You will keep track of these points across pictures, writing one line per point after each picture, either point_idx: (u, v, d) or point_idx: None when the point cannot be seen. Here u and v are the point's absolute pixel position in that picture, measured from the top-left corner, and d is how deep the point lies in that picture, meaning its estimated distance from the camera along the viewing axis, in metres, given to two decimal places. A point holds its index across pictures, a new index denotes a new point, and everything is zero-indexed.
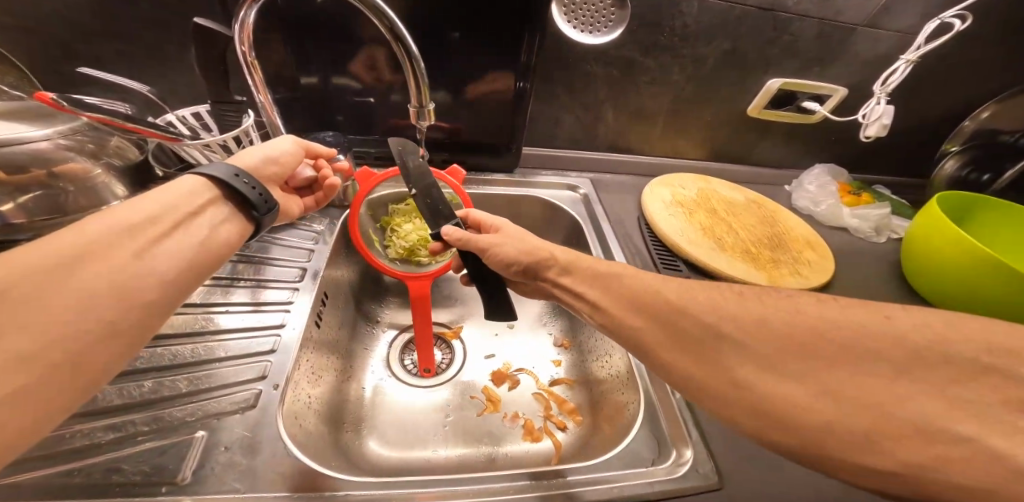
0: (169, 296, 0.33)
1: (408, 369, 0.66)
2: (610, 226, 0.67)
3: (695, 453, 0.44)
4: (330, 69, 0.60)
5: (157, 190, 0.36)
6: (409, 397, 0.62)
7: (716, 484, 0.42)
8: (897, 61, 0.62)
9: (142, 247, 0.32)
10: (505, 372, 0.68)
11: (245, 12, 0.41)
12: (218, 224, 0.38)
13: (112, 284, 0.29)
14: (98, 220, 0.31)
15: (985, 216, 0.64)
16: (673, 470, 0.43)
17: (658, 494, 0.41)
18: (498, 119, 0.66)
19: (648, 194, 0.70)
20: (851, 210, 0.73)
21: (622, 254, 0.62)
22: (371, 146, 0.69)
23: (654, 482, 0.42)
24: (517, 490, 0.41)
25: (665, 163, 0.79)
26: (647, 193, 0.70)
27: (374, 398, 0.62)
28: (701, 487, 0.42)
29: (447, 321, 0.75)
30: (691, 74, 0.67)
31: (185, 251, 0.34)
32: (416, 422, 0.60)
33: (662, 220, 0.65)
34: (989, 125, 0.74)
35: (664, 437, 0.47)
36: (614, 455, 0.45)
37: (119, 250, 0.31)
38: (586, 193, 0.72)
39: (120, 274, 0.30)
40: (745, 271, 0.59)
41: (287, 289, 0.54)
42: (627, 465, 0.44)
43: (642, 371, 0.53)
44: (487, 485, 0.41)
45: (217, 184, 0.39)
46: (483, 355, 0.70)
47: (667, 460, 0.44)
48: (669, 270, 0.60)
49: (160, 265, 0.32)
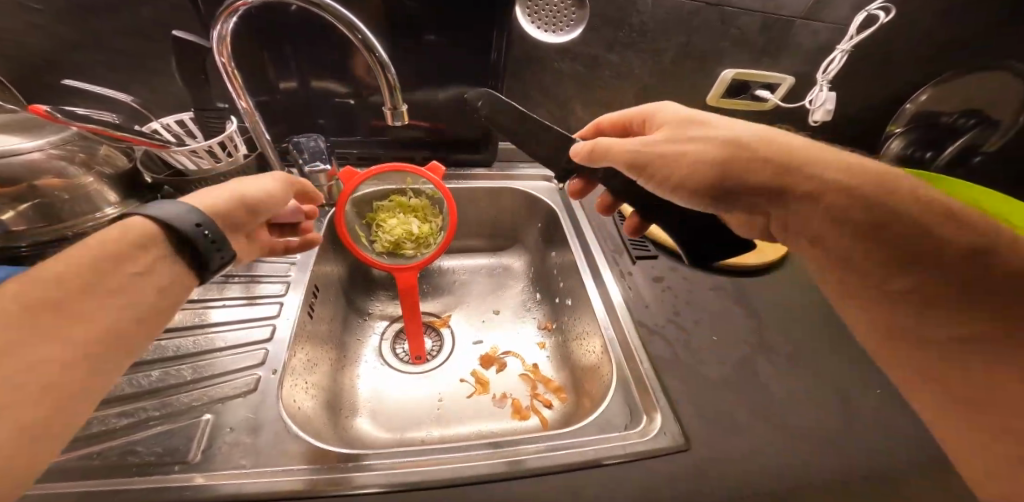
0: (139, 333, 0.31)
1: (401, 358, 0.69)
2: (584, 214, 0.72)
3: (664, 418, 0.46)
4: (308, 72, 0.63)
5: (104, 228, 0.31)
6: (402, 384, 0.66)
7: (683, 444, 0.44)
8: (835, 50, 0.68)
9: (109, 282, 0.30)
10: (494, 356, 0.71)
11: (223, 24, 0.44)
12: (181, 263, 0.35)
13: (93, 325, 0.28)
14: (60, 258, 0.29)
15: (926, 188, 0.71)
16: (645, 432, 0.45)
17: (629, 454, 0.43)
18: (472, 116, 0.70)
19: None
20: None
21: (597, 242, 0.68)
22: (352, 146, 0.72)
23: (627, 444, 0.44)
24: (499, 455, 0.43)
25: None
26: None
27: (369, 387, 0.65)
28: (669, 448, 0.44)
29: (436, 310, 0.79)
30: (651, 66, 0.71)
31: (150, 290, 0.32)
32: (410, 406, 0.63)
33: None
34: (928, 107, 0.81)
35: (635, 404, 0.49)
36: (588, 422, 0.47)
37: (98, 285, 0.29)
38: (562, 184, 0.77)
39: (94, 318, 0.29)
40: None
41: (279, 284, 0.57)
42: (602, 431, 0.46)
43: (615, 345, 0.55)
44: (472, 452, 0.43)
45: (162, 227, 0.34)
46: (472, 342, 0.74)
47: (638, 425, 0.46)
48: (637, 250, 0.66)
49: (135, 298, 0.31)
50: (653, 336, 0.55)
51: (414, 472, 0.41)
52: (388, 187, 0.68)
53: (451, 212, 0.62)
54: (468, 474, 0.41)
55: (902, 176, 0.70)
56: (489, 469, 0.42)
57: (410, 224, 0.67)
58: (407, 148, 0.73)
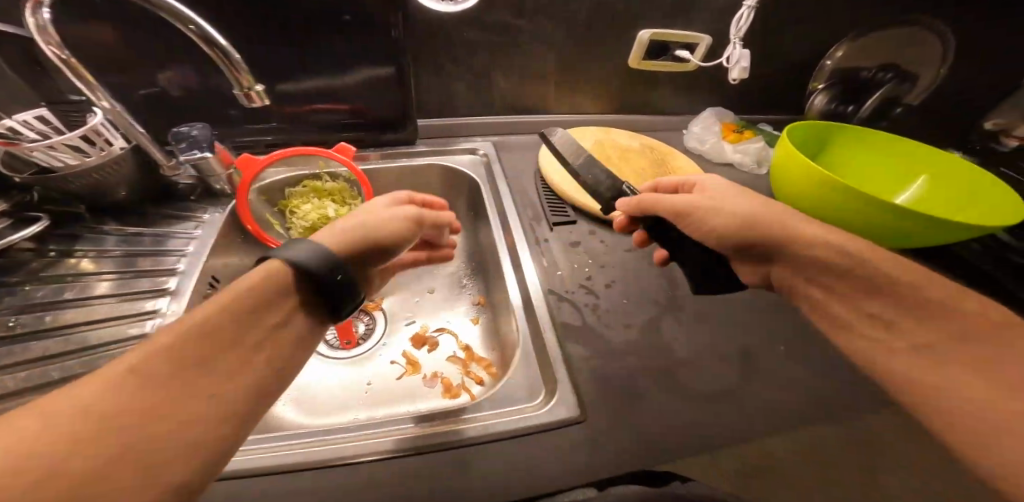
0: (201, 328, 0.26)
1: (330, 346, 0.70)
2: (506, 183, 0.67)
3: (561, 391, 0.44)
4: (186, 61, 0.57)
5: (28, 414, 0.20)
6: (329, 369, 0.67)
7: (580, 417, 0.43)
8: (744, 6, 0.66)
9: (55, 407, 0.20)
10: (425, 335, 0.71)
11: (35, 16, 0.39)
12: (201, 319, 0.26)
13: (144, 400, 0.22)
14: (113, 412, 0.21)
15: (846, 140, 0.68)
16: (543, 405, 0.44)
17: (521, 427, 0.41)
18: (378, 93, 0.66)
19: (542, 151, 0.72)
20: (734, 145, 0.79)
21: (515, 208, 0.63)
22: (263, 134, 0.67)
23: (523, 418, 0.42)
24: (388, 433, 0.41)
25: (564, 121, 0.81)
26: (541, 150, 0.72)
27: (299, 377, 0.65)
28: (564, 421, 0.42)
29: (370, 295, 0.78)
30: (563, 30, 0.69)
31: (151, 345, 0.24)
32: (337, 391, 0.64)
33: (553, 172, 0.68)
34: (843, 64, 0.80)
35: (537, 379, 0.46)
36: (485, 397, 0.45)
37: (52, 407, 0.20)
38: (485, 153, 0.73)
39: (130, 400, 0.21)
40: None
41: (167, 276, 0.54)
42: (498, 406, 0.44)
43: (520, 315, 0.51)
44: (357, 433, 0.41)
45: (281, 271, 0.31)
46: (404, 323, 0.74)
47: (540, 398, 0.45)
48: (558, 217, 0.62)
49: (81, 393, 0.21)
50: (560, 302, 0.51)
51: (285, 462, 0.38)
52: (299, 174, 0.65)
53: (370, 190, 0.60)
54: (348, 453, 0.39)
55: (824, 131, 0.66)
56: (375, 447, 0.40)
57: (326, 209, 0.63)
58: (327, 133, 0.68)
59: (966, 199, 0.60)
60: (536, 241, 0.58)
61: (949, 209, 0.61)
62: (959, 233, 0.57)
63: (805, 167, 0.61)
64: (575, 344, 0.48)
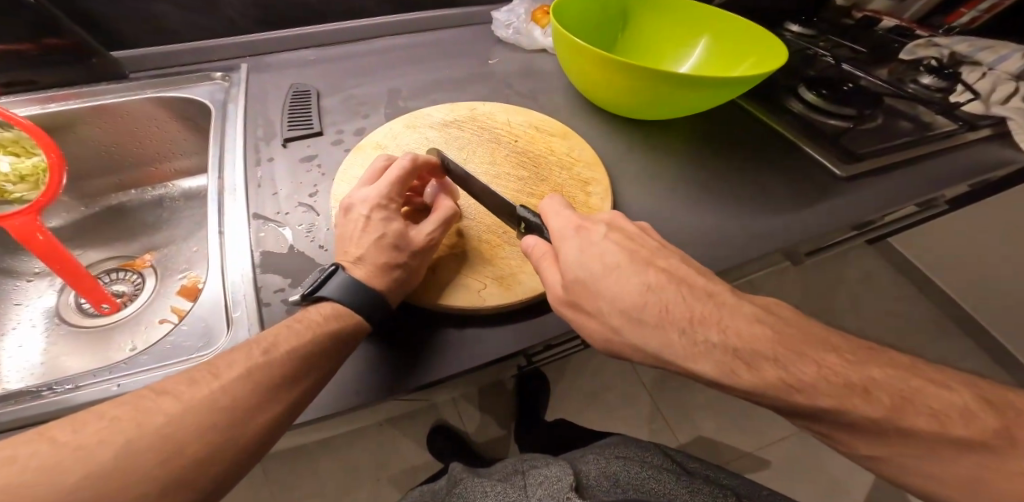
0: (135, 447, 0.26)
1: (88, 311, 0.57)
2: (241, 103, 0.58)
3: (243, 322, 0.38)
4: None
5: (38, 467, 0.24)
6: (80, 340, 0.54)
7: None
8: None
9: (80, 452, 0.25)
10: (196, 287, 0.59)
11: None
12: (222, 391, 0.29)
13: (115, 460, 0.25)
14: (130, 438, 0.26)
15: (628, 26, 0.65)
16: (220, 349, 0.37)
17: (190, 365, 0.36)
18: (46, 17, 0.50)
19: (347, 159, 0.50)
20: (542, 30, 0.69)
21: (241, 128, 0.54)
22: None
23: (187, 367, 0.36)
24: (14, 403, 0.35)
25: (341, 28, 0.69)
26: (346, 158, 0.50)
27: (45, 349, 0.53)
28: None
29: (138, 250, 0.64)
30: None
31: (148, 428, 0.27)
32: (86, 362, 0.53)
33: None
34: None
35: (220, 324, 0.40)
36: (149, 352, 0.38)
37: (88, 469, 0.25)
38: (225, 77, 0.62)
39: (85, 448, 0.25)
40: (465, 291, 0.41)
41: None
42: (162, 360, 0.38)
43: (217, 243, 0.43)
44: None
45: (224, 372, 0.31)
46: (178, 278, 0.61)
47: (217, 343, 0.38)
48: (298, 132, 0.55)
49: (148, 427, 0.27)
50: (265, 227, 0.45)
51: None
52: None
53: (48, 137, 0.44)
54: None
55: (600, 16, 0.62)
56: None
57: None
58: (14, 75, 0.53)
59: (737, 53, 0.59)
60: (257, 163, 0.51)
61: (726, 68, 0.59)
62: (734, 88, 0.49)
63: (576, 46, 0.52)
64: (269, 272, 0.42)
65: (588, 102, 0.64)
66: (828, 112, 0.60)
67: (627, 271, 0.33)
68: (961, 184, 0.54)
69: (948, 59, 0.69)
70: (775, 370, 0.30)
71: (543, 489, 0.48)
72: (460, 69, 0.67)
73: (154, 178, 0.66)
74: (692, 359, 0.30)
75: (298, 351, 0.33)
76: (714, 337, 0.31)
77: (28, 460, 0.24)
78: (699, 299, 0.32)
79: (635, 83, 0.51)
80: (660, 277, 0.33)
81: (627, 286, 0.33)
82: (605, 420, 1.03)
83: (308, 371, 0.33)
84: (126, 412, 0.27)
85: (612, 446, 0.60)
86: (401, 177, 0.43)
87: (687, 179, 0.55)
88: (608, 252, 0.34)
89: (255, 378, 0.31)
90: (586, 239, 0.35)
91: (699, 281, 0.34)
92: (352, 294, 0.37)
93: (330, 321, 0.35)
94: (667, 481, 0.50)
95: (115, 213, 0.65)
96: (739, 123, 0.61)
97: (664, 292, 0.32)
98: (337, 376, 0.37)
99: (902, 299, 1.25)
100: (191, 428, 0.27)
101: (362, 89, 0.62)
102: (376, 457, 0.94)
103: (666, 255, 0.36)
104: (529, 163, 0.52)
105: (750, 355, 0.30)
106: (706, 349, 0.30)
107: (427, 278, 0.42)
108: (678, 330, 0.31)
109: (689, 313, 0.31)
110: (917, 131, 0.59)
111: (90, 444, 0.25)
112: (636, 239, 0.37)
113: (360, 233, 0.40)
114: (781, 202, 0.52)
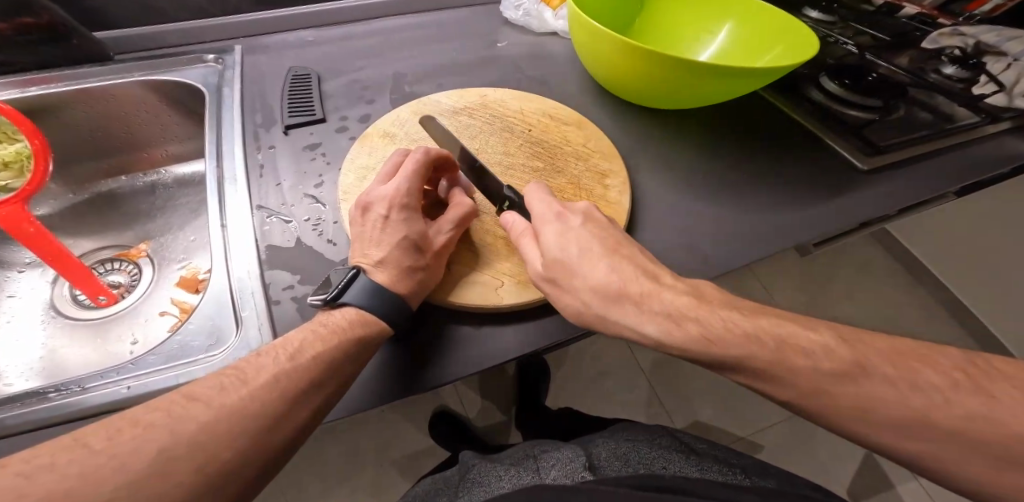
0: (172, 455, 0.26)
1: (84, 303, 0.55)
2: (237, 89, 0.55)
3: (252, 321, 0.37)
4: None
5: (83, 476, 0.24)
6: (80, 333, 0.53)
7: None
8: None
9: (120, 463, 0.25)
10: (196, 279, 0.57)
11: None
12: (252, 398, 0.29)
13: (157, 470, 0.25)
14: (169, 447, 0.26)
15: (645, 10, 0.62)
16: (231, 354, 0.36)
17: (201, 369, 0.35)
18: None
19: (354, 149, 0.48)
20: (554, 12, 0.66)
21: (239, 114, 0.52)
22: None
23: (192, 371, 0.35)
24: (18, 408, 0.33)
25: (343, 7, 0.66)
26: (353, 148, 0.48)
27: (43, 344, 0.51)
28: None
29: (133, 239, 0.62)
30: None
31: (184, 436, 0.26)
32: (85, 357, 0.51)
33: None
34: None
35: (226, 324, 0.38)
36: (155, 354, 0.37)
37: (126, 482, 0.24)
38: (219, 59, 0.59)
39: (126, 459, 0.25)
40: (486, 288, 0.40)
41: None
42: (168, 362, 0.36)
43: (216, 240, 0.41)
44: None
45: (249, 374, 0.30)
46: (176, 268, 0.59)
47: (225, 344, 0.37)
48: (300, 119, 0.52)
49: (180, 435, 0.26)
50: (269, 220, 0.43)
51: None
52: None
53: (29, 123, 0.41)
54: None
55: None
56: None
57: None
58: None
59: (759, 42, 0.57)
60: (257, 151, 0.49)
61: (747, 56, 0.57)
62: (758, 79, 0.47)
63: (593, 31, 0.49)
64: (276, 268, 0.40)
65: (602, 89, 0.61)
66: (848, 102, 0.58)
67: (596, 254, 0.35)
68: (974, 178, 0.53)
69: (972, 48, 0.67)
70: (699, 328, 0.32)
71: (556, 470, 0.48)
72: (469, 53, 0.64)
73: (146, 163, 0.63)
74: (638, 324, 0.33)
75: (324, 356, 0.32)
76: (658, 306, 0.33)
77: (69, 468, 0.24)
78: (647, 277, 0.34)
79: (657, 70, 0.49)
80: (623, 260, 0.35)
81: (597, 266, 0.35)
82: (606, 406, 1.04)
83: (334, 375, 0.32)
84: (160, 418, 0.27)
85: (619, 430, 0.59)
86: (417, 171, 0.41)
87: (704, 171, 0.53)
88: (584, 238, 0.36)
89: (280, 384, 0.30)
90: (565, 225, 0.37)
91: (657, 265, 0.36)
92: (376, 300, 0.35)
93: (355, 327, 0.34)
94: (678, 461, 0.50)
95: (106, 200, 0.62)
96: (757, 113, 0.59)
97: (625, 271, 0.35)
98: (357, 378, 0.36)
99: (900, 289, 1.25)
100: (220, 436, 0.27)
101: (366, 73, 0.59)
102: (379, 443, 0.94)
103: (628, 240, 0.38)
104: (544, 153, 0.50)
105: (684, 318, 0.32)
106: (650, 316, 0.33)
107: (444, 277, 0.40)
108: (629, 304, 0.33)
109: (639, 290, 0.34)
110: (937, 123, 0.58)
111: (128, 454, 0.25)
112: (609, 226, 0.39)
113: (380, 234, 0.39)
114: (797, 196, 0.51)
